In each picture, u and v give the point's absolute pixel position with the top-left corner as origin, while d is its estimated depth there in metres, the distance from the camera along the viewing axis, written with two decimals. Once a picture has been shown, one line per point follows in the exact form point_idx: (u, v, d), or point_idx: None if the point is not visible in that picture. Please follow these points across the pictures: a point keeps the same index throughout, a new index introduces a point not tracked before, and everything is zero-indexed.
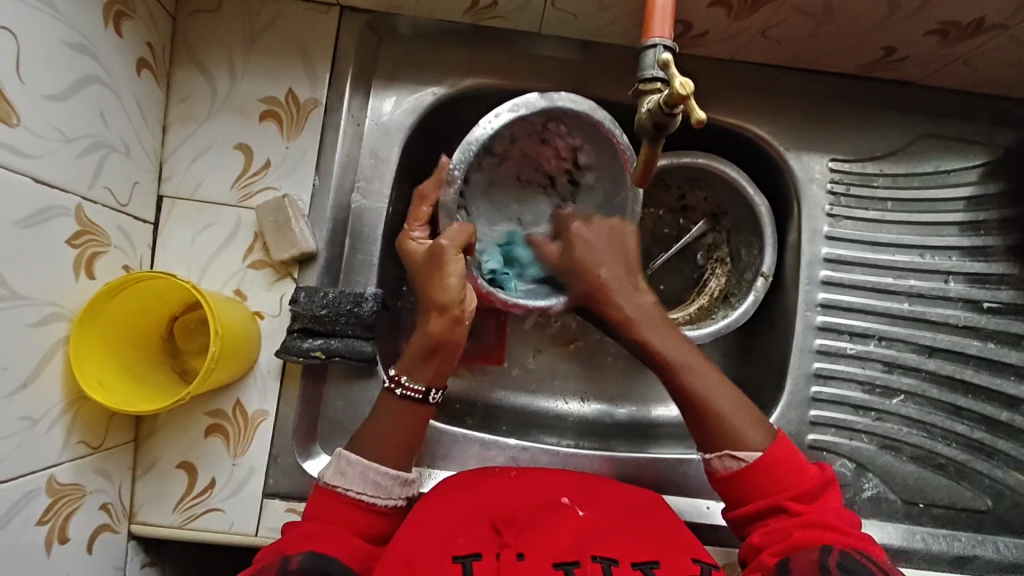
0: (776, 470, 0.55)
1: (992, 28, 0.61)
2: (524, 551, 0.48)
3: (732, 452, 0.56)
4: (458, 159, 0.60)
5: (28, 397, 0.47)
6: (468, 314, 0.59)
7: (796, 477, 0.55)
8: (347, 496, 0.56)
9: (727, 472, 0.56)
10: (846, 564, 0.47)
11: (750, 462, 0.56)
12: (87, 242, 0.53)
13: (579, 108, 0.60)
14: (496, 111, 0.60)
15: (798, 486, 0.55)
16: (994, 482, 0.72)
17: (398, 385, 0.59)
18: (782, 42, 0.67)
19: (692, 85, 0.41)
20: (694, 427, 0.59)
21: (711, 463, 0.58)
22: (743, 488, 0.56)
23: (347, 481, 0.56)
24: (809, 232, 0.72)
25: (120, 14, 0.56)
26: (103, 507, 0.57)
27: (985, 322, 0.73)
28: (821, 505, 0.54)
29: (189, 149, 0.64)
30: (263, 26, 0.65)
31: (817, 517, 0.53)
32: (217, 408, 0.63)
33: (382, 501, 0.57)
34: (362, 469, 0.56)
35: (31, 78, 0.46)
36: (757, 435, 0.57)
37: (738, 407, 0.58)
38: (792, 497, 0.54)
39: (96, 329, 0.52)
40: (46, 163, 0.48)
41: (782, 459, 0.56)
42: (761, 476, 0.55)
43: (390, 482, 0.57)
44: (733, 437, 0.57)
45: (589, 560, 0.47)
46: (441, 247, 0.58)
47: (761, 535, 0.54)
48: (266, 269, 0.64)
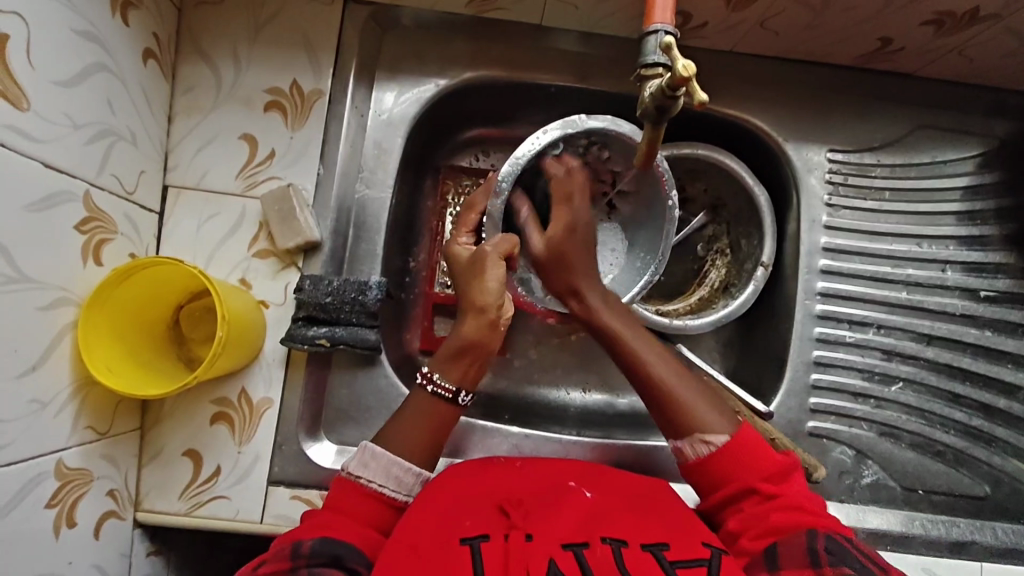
0: (744, 453, 0.56)
1: (987, 17, 0.62)
2: (531, 532, 0.48)
3: (702, 438, 0.56)
4: (504, 174, 0.63)
5: (38, 380, 0.48)
6: (504, 322, 0.60)
7: (763, 459, 0.55)
8: (370, 488, 0.55)
9: (700, 458, 0.57)
10: (831, 546, 0.49)
11: (718, 446, 0.56)
12: (95, 228, 0.53)
13: (615, 129, 0.63)
14: (544, 129, 0.63)
15: (769, 468, 0.55)
16: (992, 468, 0.73)
17: (430, 382, 0.60)
18: (780, 33, 0.67)
19: (694, 68, 0.42)
20: (662, 415, 0.59)
21: (682, 451, 0.58)
22: (713, 474, 0.56)
23: (369, 472, 0.56)
24: (808, 221, 0.73)
25: (127, 4, 0.56)
26: (109, 493, 0.57)
27: (982, 310, 0.74)
28: (791, 487, 0.55)
29: (195, 139, 0.65)
30: (267, 17, 0.66)
31: (792, 500, 0.53)
32: (223, 396, 0.63)
33: (402, 497, 0.57)
34: (387, 462, 0.56)
35: (41, 64, 0.47)
36: (721, 421, 0.57)
37: (702, 394, 0.59)
38: (762, 479, 0.55)
39: (104, 314, 0.53)
40: (56, 148, 0.48)
41: (748, 444, 0.56)
42: (729, 461, 0.56)
43: (412, 479, 0.57)
44: (700, 423, 0.57)
45: (598, 541, 0.48)
46: (485, 253, 0.59)
47: (737, 521, 0.54)
48: (271, 258, 0.64)
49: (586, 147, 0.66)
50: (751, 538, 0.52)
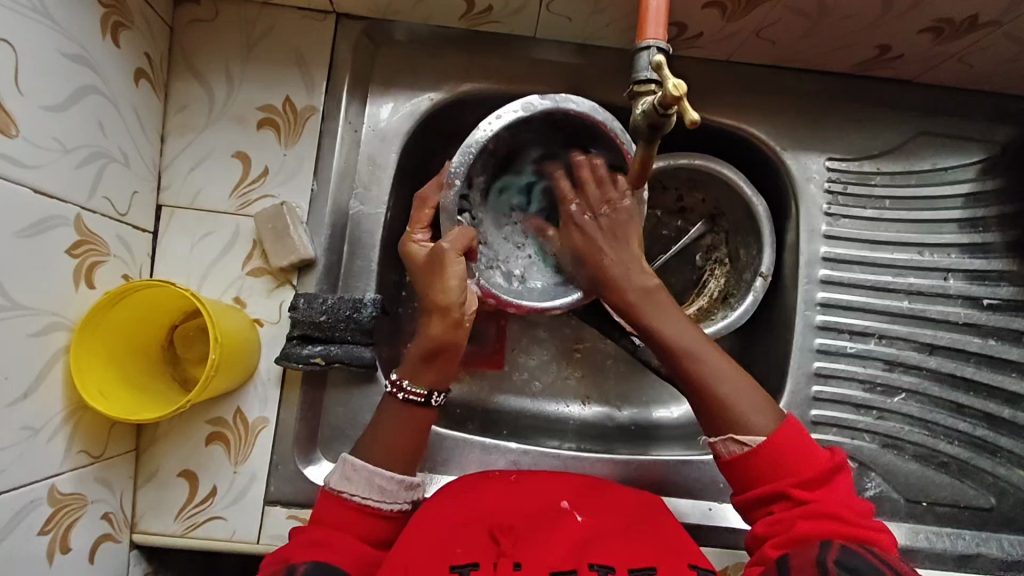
0: (778, 456, 0.55)
1: (986, 24, 0.61)
2: (521, 560, 0.48)
3: (736, 437, 0.56)
4: (458, 161, 0.60)
5: (29, 407, 0.47)
6: (469, 317, 0.59)
7: (801, 464, 0.55)
8: (354, 501, 0.56)
9: (733, 457, 0.57)
10: (841, 558, 0.46)
11: (751, 446, 0.56)
12: (87, 251, 0.53)
13: (573, 109, 0.59)
14: (497, 112, 0.59)
15: (807, 471, 0.54)
16: (997, 479, 0.72)
17: (400, 390, 0.59)
18: (777, 42, 0.67)
19: (685, 87, 0.41)
20: (700, 411, 0.59)
21: (715, 448, 0.58)
22: (746, 473, 0.56)
23: (352, 486, 0.56)
24: (807, 231, 0.73)
25: (117, 24, 0.56)
26: (104, 517, 0.57)
27: (986, 319, 0.73)
28: (828, 494, 0.54)
29: (188, 158, 0.64)
30: (260, 34, 0.66)
31: (823, 507, 0.53)
32: (218, 416, 0.63)
33: (388, 506, 0.57)
34: (368, 474, 0.56)
35: (30, 89, 0.46)
36: (762, 420, 0.56)
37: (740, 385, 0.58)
38: (797, 484, 0.54)
39: (96, 338, 0.53)
40: (45, 173, 0.48)
41: (786, 445, 0.55)
42: (763, 462, 0.55)
43: (395, 486, 0.57)
44: (736, 422, 0.57)
45: (585, 568, 0.47)
46: (443, 250, 0.58)
47: (767, 524, 0.54)
48: (265, 276, 0.64)
49: (546, 127, 0.63)
50: (774, 544, 0.52)
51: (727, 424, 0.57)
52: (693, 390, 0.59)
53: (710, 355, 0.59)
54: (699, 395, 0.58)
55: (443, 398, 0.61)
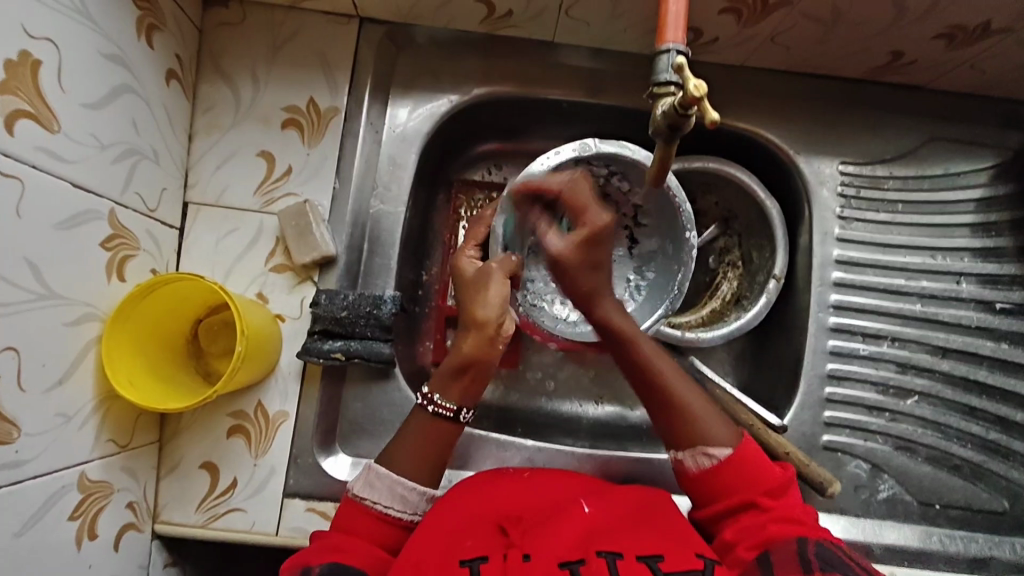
0: (745, 469, 0.56)
1: (999, 31, 0.62)
2: (530, 551, 0.49)
3: (705, 450, 0.56)
4: (515, 188, 0.64)
5: (63, 395, 0.49)
6: (504, 339, 0.59)
7: (767, 474, 0.56)
8: (375, 510, 0.56)
9: (701, 470, 0.57)
10: (822, 552, 0.49)
11: (719, 459, 0.56)
12: (119, 245, 0.55)
13: (626, 154, 0.65)
14: (558, 150, 0.65)
15: (769, 482, 0.55)
16: (1010, 483, 0.72)
17: (430, 403, 0.60)
18: (791, 47, 0.68)
19: (706, 87, 0.42)
20: (665, 427, 0.59)
21: (682, 461, 0.58)
22: (711, 485, 0.56)
23: (374, 493, 0.57)
24: (820, 234, 0.73)
25: (151, 26, 0.58)
26: (129, 506, 0.58)
27: (998, 323, 0.73)
28: (788, 502, 0.55)
29: (214, 156, 0.66)
30: (286, 37, 0.67)
31: (786, 513, 0.53)
32: (240, 409, 0.64)
33: (407, 516, 0.57)
34: (391, 483, 0.57)
35: (71, 87, 0.48)
36: (727, 434, 0.57)
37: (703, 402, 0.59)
38: (763, 494, 0.55)
39: (125, 330, 0.54)
40: (82, 168, 0.50)
41: (750, 459, 0.56)
42: (730, 474, 0.56)
43: (418, 497, 0.58)
44: (703, 436, 0.57)
45: (593, 556, 0.48)
46: (492, 269, 0.59)
47: (734, 532, 0.54)
48: (287, 272, 0.65)
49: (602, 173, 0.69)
50: (745, 546, 0.52)
51: (694, 438, 0.57)
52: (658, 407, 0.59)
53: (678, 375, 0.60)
54: (665, 412, 0.59)
55: (470, 415, 0.61)
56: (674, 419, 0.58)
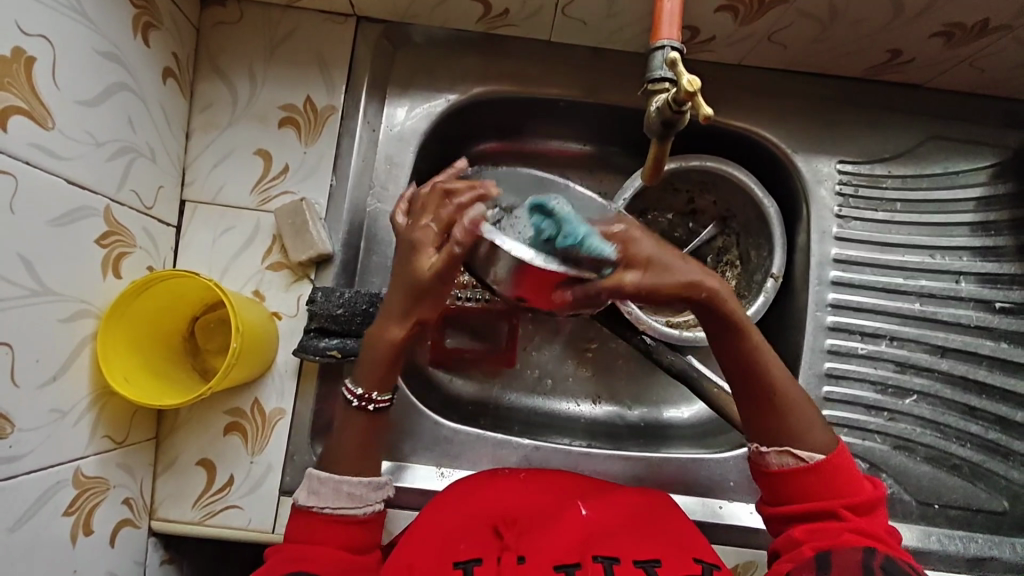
0: (837, 476, 0.55)
1: (998, 29, 0.62)
2: (524, 553, 0.51)
3: (794, 452, 0.56)
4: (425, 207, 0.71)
5: (58, 390, 0.49)
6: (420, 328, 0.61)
7: (852, 488, 0.55)
8: (323, 513, 0.59)
9: (783, 468, 0.56)
10: (889, 565, 0.49)
11: (811, 462, 0.56)
12: (114, 242, 0.55)
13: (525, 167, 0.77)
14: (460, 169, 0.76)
15: (856, 497, 0.55)
16: (1010, 483, 0.72)
17: (369, 402, 0.60)
18: (788, 46, 0.68)
19: (700, 83, 0.43)
20: (750, 416, 0.58)
21: (765, 457, 0.57)
22: (795, 486, 0.56)
23: (320, 499, 0.59)
24: (818, 233, 0.73)
25: (148, 25, 0.58)
26: (125, 502, 0.58)
27: (998, 322, 0.73)
28: (872, 518, 0.55)
29: (211, 155, 0.66)
30: (283, 36, 0.68)
31: (869, 528, 0.54)
32: (236, 407, 0.64)
33: (359, 511, 0.59)
34: (333, 484, 0.59)
35: (66, 84, 0.48)
36: (823, 438, 0.57)
37: (805, 399, 0.58)
38: (846, 506, 0.54)
39: (121, 325, 0.54)
40: (78, 164, 0.50)
41: (843, 467, 0.56)
42: (818, 479, 0.55)
43: (363, 490, 0.60)
44: (797, 436, 0.56)
45: (589, 561, 0.50)
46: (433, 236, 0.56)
47: (804, 532, 0.54)
48: (284, 270, 0.66)
49: None
50: (811, 547, 0.53)
51: (788, 436, 0.56)
52: (756, 396, 0.57)
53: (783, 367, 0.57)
54: (765, 404, 0.57)
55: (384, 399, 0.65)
56: (775, 412, 0.57)
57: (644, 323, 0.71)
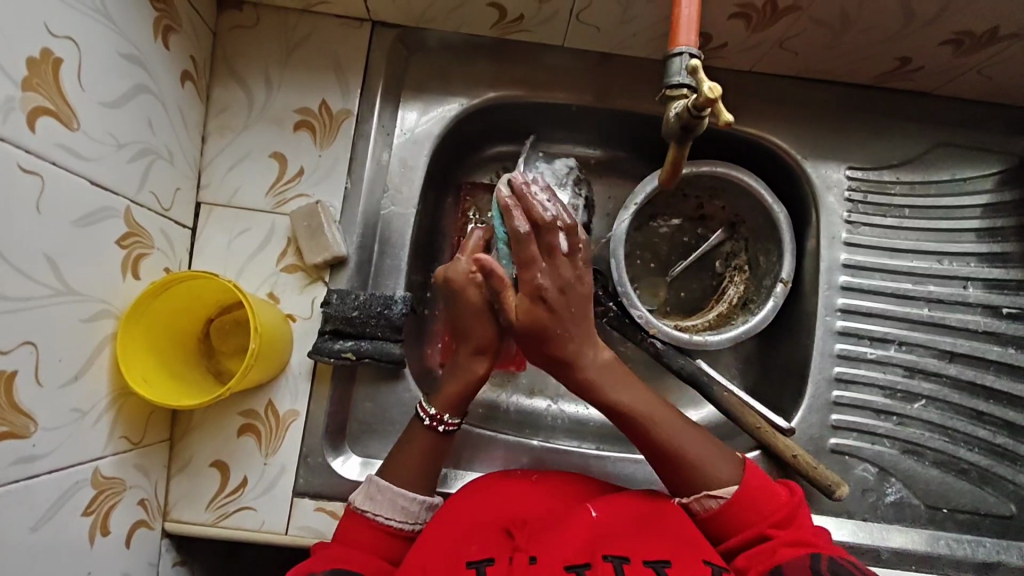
0: (751, 502, 0.56)
1: (1006, 37, 0.63)
2: (536, 554, 0.50)
3: (709, 493, 0.57)
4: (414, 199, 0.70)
5: (79, 389, 0.49)
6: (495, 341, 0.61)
7: (775, 501, 0.56)
8: (377, 522, 0.57)
9: (708, 513, 0.57)
10: (836, 566, 0.48)
11: (727, 498, 0.56)
12: (134, 243, 0.55)
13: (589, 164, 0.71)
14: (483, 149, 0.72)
15: (777, 511, 0.56)
16: (1018, 487, 0.72)
17: (439, 423, 0.60)
18: (799, 53, 0.69)
19: (721, 89, 0.44)
20: (665, 480, 0.60)
21: (689, 506, 0.58)
22: (724, 527, 0.57)
23: (376, 505, 0.57)
24: (827, 238, 0.74)
25: (168, 28, 0.59)
26: (140, 503, 0.58)
27: (1005, 327, 0.74)
28: (799, 527, 0.55)
29: (226, 158, 0.67)
30: (299, 40, 0.68)
31: (797, 535, 0.54)
32: (250, 408, 0.64)
33: (409, 526, 0.58)
34: (392, 495, 0.57)
35: (91, 86, 0.49)
36: (728, 470, 0.58)
37: (699, 437, 0.60)
38: (773, 525, 0.55)
39: (140, 327, 0.54)
40: (100, 166, 0.50)
41: (753, 491, 0.56)
42: (736, 512, 0.56)
43: (418, 507, 0.58)
44: (708, 479, 0.57)
45: (599, 561, 0.49)
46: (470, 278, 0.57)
47: (745, 559, 0.53)
48: (298, 272, 0.66)
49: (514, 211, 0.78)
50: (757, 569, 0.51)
51: (699, 484, 0.57)
52: (661, 460, 0.59)
53: (674, 418, 0.59)
54: (665, 460, 0.59)
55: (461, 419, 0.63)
56: (679, 469, 0.58)
57: (655, 327, 0.71)
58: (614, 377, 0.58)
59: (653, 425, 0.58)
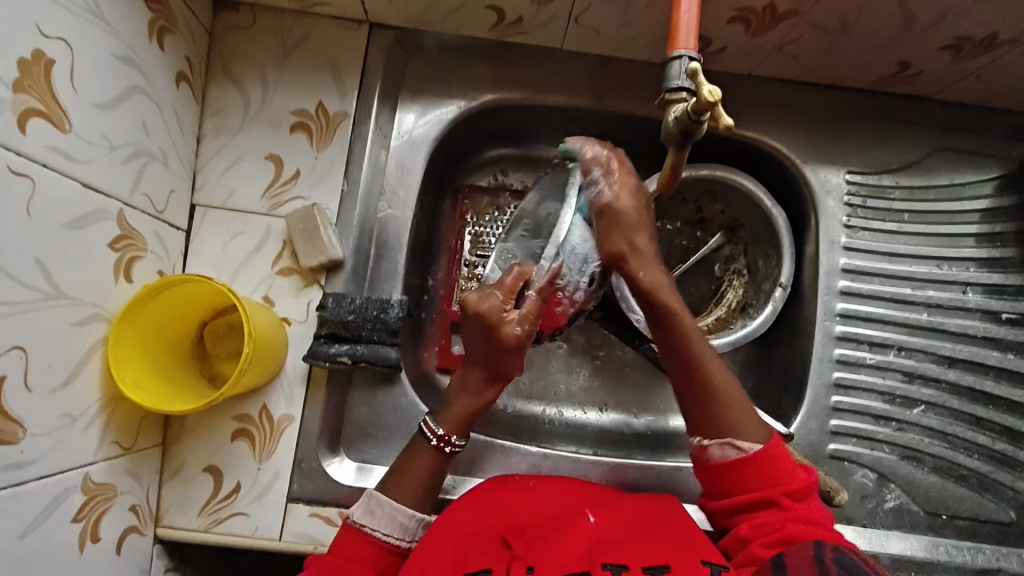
0: (770, 465, 0.55)
1: (1007, 42, 0.63)
2: (533, 564, 0.50)
3: (733, 441, 0.56)
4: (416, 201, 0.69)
5: (69, 395, 0.48)
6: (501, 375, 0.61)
7: (790, 474, 0.55)
8: (374, 536, 0.56)
9: (726, 460, 0.56)
10: (840, 557, 0.45)
11: (750, 453, 0.56)
12: (127, 246, 0.55)
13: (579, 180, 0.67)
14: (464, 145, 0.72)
15: (791, 483, 0.55)
16: (1017, 494, 0.72)
17: (447, 443, 0.59)
18: (799, 57, 0.68)
19: (720, 93, 0.43)
20: (693, 410, 0.59)
21: (707, 450, 0.57)
22: (733, 481, 0.56)
23: (374, 521, 0.56)
24: (827, 243, 0.73)
25: (162, 29, 0.58)
26: (131, 509, 0.57)
27: (1004, 333, 0.73)
28: (809, 505, 0.54)
29: (221, 160, 0.66)
30: (296, 41, 0.68)
31: (805, 515, 0.53)
32: (244, 412, 0.63)
33: (405, 543, 0.57)
34: (391, 510, 0.56)
35: (83, 88, 0.48)
36: (758, 432, 0.57)
37: (732, 383, 0.59)
38: (785, 493, 0.54)
39: (132, 331, 0.54)
40: (92, 168, 0.50)
41: (776, 458, 0.55)
42: (753, 469, 0.55)
43: (416, 524, 0.57)
44: (734, 427, 0.57)
45: (598, 568, 0.49)
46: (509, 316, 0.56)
47: (748, 528, 0.54)
48: (294, 275, 0.65)
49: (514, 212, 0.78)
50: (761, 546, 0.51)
51: (723, 423, 0.57)
52: (696, 382, 0.58)
53: (718, 365, 0.59)
54: (702, 388, 0.58)
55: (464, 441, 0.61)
56: (710, 404, 0.58)
57: None
58: (667, 282, 0.58)
59: (703, 358, 0.58)
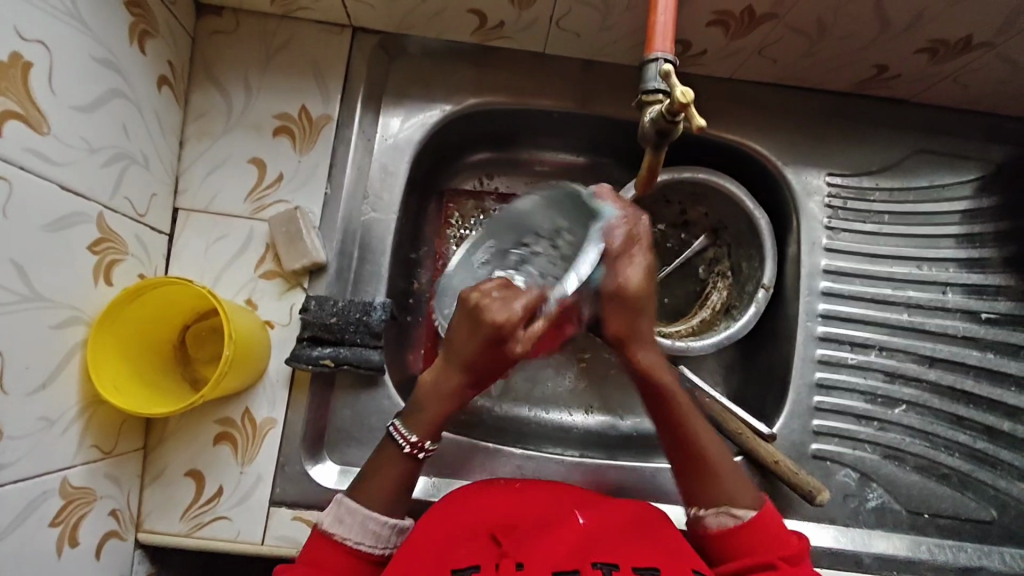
0: (762, 534, 0.55)
1: (981, 45, 0.64)
2: (521, 560, 0.49)
3: (731, 511, 0.56)
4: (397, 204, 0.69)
5: (47, 398, 0.48)
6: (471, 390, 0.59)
7: (779, 539, 0.55)
8: (345, 545, 0.55)
9: (722, 529, 0.56)
10: None
11: (744, 520, 0.56)
12: (107, 248, 0.55)
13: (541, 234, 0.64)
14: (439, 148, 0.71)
15: (784, 547, 0.55)
16: (998, 492, 0.72)
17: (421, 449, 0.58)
18: (778, 60, 0.69)
19: (693, 94, 0.44)
20: (687, 480, 0.59)
21: (704, 519, 0.58)
22: (730, 548, 0.56)
23: (345, 529, 0.55)
24: (808, 244, 0.74)
25: (144, 32, 0.58)
26: (112, 513, 0.57)
27: (984, 333, 0.74)
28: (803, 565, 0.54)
29: (204, 163, 0.66)
30: (280, 45, 0.68)
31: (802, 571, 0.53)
32: (226, 416, 0.63)
33: (378, 551, 0.56)
34: (362, 518, 0.55)
35: (62, 90, 0.48)
36: (748, 496, 0.58)
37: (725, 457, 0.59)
38: (782, 557, 0.54)
39: (113, 334, 0.54)
40: (71, 170, 0.50)
41: (767, 524, 0.56)
42: (750, 537, 0.55)
43: (389, 531, 0.56)
44: (727, 495, 0.57)
45: (588, 567, 0.49)
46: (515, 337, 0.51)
47: None
48: (277, 279, 0.65)
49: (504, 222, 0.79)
50: None
51: (719, 496, 0.57)
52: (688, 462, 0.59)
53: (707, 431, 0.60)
54: (695, 465, 0.59)
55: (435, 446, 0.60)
56: (703, 474, 0.58)
57: None
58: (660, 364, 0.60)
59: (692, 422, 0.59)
